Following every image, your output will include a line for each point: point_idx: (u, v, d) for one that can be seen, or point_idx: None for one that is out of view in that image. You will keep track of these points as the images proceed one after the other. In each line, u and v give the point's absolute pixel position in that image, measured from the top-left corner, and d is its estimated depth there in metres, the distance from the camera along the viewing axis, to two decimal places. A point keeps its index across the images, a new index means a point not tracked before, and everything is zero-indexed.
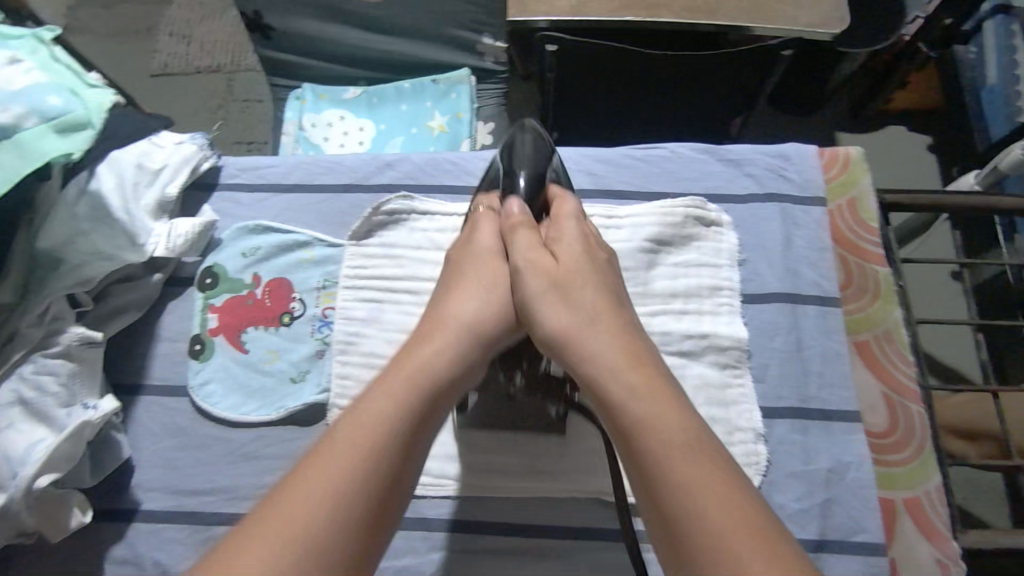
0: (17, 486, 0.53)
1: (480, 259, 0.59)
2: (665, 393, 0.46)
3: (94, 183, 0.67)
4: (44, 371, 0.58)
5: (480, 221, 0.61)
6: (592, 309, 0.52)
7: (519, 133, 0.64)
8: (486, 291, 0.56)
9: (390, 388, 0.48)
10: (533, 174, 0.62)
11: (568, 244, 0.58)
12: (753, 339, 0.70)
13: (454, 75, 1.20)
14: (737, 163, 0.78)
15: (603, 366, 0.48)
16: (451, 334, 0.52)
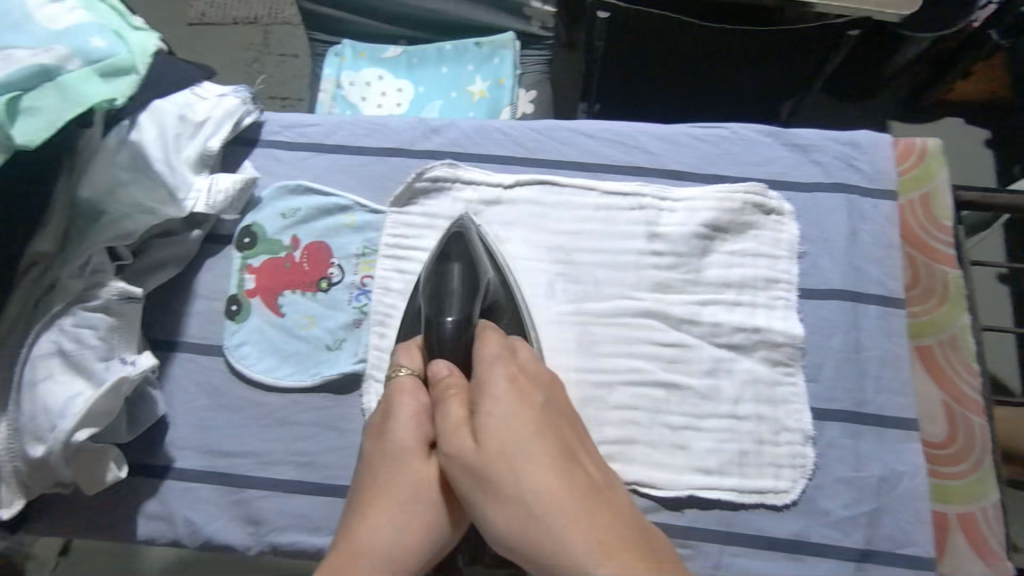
0: (57, 438, 0.53)
1: (402, 457, 0.50)
2: (617, 540, 0.43)
3: (135, 134, 0.65)
4: (84, 324, 0.58)
5: (396, 402, 0.53)
6: (535, 501, 0.44)
7: (446, 264, 0.61)
8: (407, 516, 0.48)
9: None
10: (462, 313, 0.57)
11: (495, 405, 0.48)
12: (808, 336, 0.66)
13: (498, 39, 1.14)
14: (804, 148, 0.73)
15: (569, 564, 0.42)
16: (378, 571, 0.46)
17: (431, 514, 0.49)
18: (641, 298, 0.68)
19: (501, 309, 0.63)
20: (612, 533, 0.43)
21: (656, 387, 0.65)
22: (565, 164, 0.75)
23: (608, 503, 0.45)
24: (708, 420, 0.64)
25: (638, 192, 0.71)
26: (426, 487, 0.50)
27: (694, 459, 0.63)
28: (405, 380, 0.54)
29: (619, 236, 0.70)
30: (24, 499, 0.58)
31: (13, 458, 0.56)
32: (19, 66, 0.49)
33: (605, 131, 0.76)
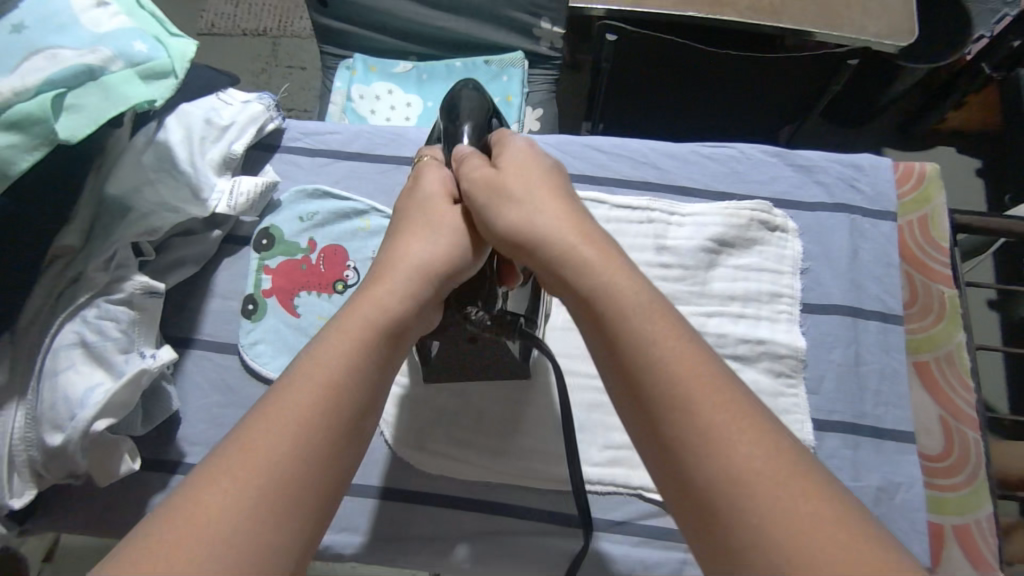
0: (77, 426, 0.54)
1: (430, 201, 0.52)
2: (671, 329, 0.40)
3: (162, 134, 0.68)
4: (107, 316, 0.59)
5: (423, 172, 0.54)
6: (572, 248, 0.44)
7: (468, 88, 0.59)
8: (436, 234, 0.49)
9: (352, 323, 0.44)
10: (476, 123, 0.56)
11: (520, 159, 0.50)
12: (810, 349, 0.69)
13: (507, 57, 1.18)
14: (807, 169, 0.76)
15: (592, 283, 0.43)
16: (406, 277, 0.47)
17: (459, 241, 0.50)
18: None
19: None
20: (660, 313, 0.41)
21: None
22: (577, 177, 0.77)
23: (653, 308, 0.41)
24: None
25: (647, 207, 0.74)
26: (458, 221, 0.51)
27: None
28: (430, 158, 0.56)
29: (628, 248, 0.73)
30: (35, 489, 0.59)
31: (29, 447, 0.56)
32: (67, 66, 0.52)
33: (617, 147, 0.79)
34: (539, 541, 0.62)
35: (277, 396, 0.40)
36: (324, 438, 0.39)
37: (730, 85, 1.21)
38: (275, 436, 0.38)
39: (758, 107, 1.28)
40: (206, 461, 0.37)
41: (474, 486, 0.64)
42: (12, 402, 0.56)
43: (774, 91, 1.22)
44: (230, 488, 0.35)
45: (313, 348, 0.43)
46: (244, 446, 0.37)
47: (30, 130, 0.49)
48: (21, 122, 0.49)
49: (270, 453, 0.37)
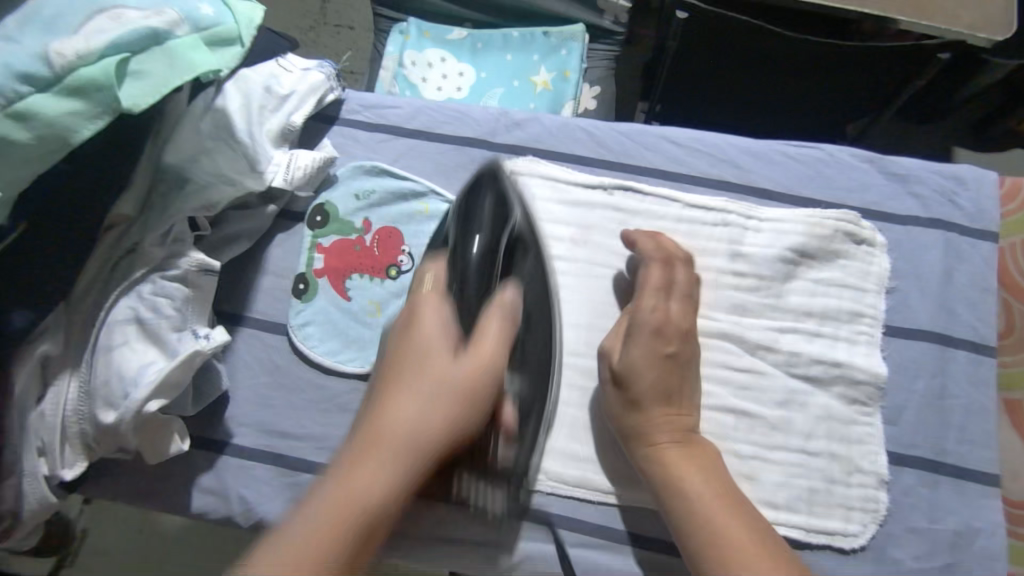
0: (130, 407, 0.53)
1: (426, 358, 0.47)
2: (706, 474, 0.56)
3: (220, 100, 0.63)
4: (162, 293, 0.57)
5: (422, 304, 0.51)
6: (645, 410, 0.58)
7: (477, 194, 0.58)
8: (434, 400, 0.45)
9: (331, 505, 0.42)
10: (488, 245, 0.55)
11: (642, 330, 0.59)
12: (892, 376, 0.64)
13: (568, 30, 1.11)
14: (903, 178, 0.70)
15: (650, 455, 0.57)
16: (397, 453, 0.44)
17: (455, 411, 0.46)
18: (717, 319, 0.66)
19: (526, 248, 0.59)
20: (695, 459, 0.57)
21: (724, 412, 0.63)
22: (649, 171, 0.73)
23: (692, 445, 0.58)
24: (778, 452, 0.61)
25: (723, 209, 0.69)
26: (459, 386, 0.46)
27: (760, 491, 0.60)
28: (429, 288, 0.52)
29: (699, 252, 0.68)
30: (85, 461, 0.59)
31: (82, 421, 0.57)
32: (133, 28, 0.49)
33: (694, 141, 0.73)
34: (590, 554, 0.61)
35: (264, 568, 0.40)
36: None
37: (805, 79, 1.14)
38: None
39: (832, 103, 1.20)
40: None
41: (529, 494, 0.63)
42: (69, 373, 0.56)
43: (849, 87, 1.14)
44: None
45: (287, 525, 0.42)
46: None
47: (90, 95, 0.47)
48: (85, 88, 0.46)
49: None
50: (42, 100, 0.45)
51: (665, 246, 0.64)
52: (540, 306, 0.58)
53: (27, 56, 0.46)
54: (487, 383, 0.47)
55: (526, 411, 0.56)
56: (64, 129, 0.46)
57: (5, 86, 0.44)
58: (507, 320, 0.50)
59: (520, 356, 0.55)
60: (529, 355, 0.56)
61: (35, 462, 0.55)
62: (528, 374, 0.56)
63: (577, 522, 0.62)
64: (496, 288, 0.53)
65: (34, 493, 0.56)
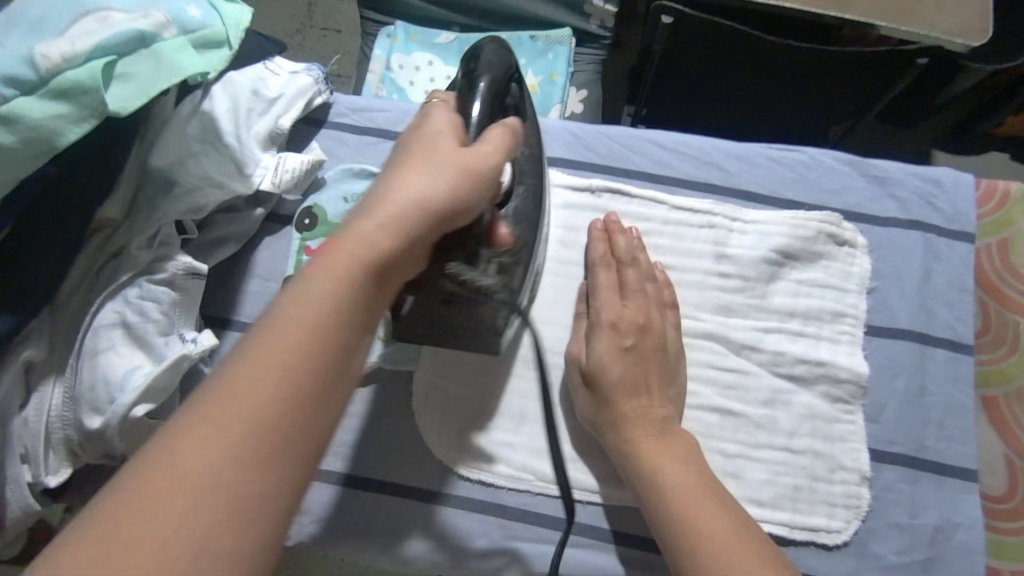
0: (115, 412, 0.52)
1: (436, 140, 0.50)
2: (684, 465, 0.56)
3: (207, 103, 0.63)
4: (148, 297, 0.57)
5: (433, 110, 0.53)
6: (616, 407, 0.59)
7: (479, 46, 0.60)
8: (440, 167, 0.48)
9: (341, 257, 0.43)
10: (492, 81, 0.57)
11: (601, 323, 0.62)
12: (873, 375, 0.65)
13: (555, 34, 1.12)
14: (882, 181, 0.72)
15: (627, 453, 0.58)
16: (403, 211, 0.45)
17: (460, 186, 0.48)
18: (702, 320, 0.67)
19: (527, 120, 0.64)
20: (672, 451, 0.57)
21: (711, 411, 0.64)
22: (636, 174, 0.73)
23: (668, 435, 0.58)
24: (763, 451, 0.62)
25: (709, 211, 0.70)
26: (464, 162, 0.49)
27: (746, 489, 0.61)
28: (439, 101, 0.55)
29: (686, 253, 0.69)
30: (69, 467, 0.58)
31: (67, 426, 0.56)
32: (119, 31, 0.49)
33: (679, 144, 0.74)
34: (579, 552, 0.62)
35: (260, 339, 0.39)
36: (279, 429, 0.37)
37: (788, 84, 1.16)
38: (259, 405, 0.37)
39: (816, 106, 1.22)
40: (141, 465, 0.35)
41: (519, 494, 0.63)
42: (53, 378, 0.56)
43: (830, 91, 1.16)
44: (233, 425, 0.36)
45: (285, 291, 0.42)
46: (197, 419, 0.36)
47: (77, 99, 0.47)
48: (70, 93, 0.47)
49: (241, 424, 0.36)
50: (27, 103, 0.45)
51: (616, 247, 0.66)
52: (535, 168, 0.64)
53: (10, 58, 0.45)
54: (487, 176, 0.50)
55: (519, 253, 0.60)
56: (50, 132, 0.46)
57: None
58: (510, 137, 0.53)
59: (512, 205, 0.61)
60: (522, 209, 0.61)
61: (18, 469, 0.54)
62: (521, 216, 0.61)
63: (562, 521, 0.63)
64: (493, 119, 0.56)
65: (16, 500, 0.55)
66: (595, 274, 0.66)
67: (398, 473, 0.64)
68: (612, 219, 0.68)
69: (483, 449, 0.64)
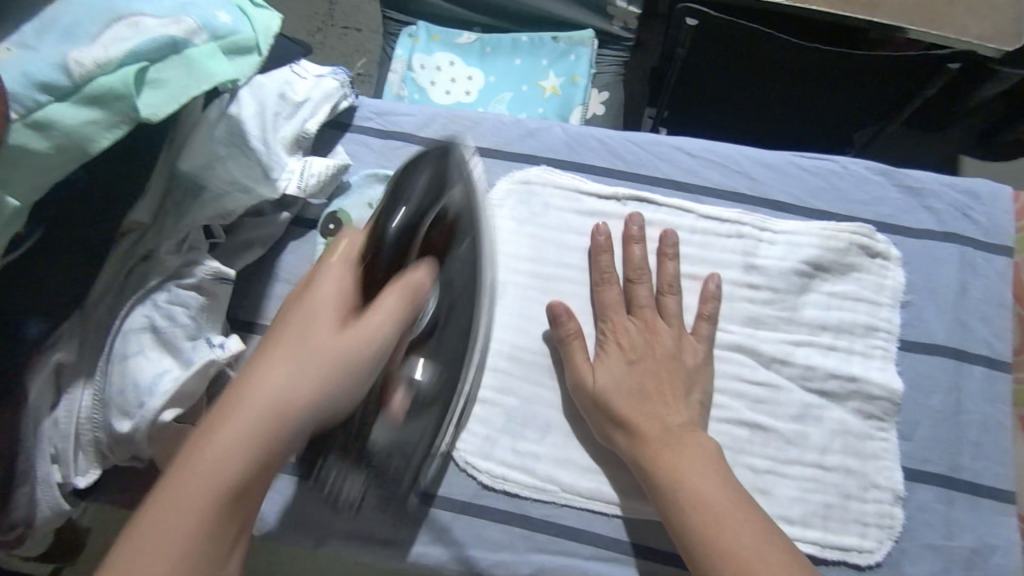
0: (145, 415, 0.53)
1: (311, 326, 0.46)
2: (702, 468, 0.55)
3: (234, 107, 0.63)
4: (177, 301, 0.58)
5: (325, 269, 0.49)
6: (626, 419, 0.58)
7: (416, 170, 0.56)
8: (303, 371, 0.44)
9: (191, 486, 0.41)
10: (412, 215, 0.53)
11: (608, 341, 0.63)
12: (907, 391, 0.64)
13: (577, 35, 1.11)
14: (917, 192, 0.70)
15: (646, 465, 0.57)
16: (256, 422, 0.43)
17: (329, 387, 0.45)
18: (731, 331, 0.65)
19: (466, 233, 0.58)
20: (691, 457, 0.55)
21: (740, 426, 0.62)
22: (663, 182, 0.72)
23: (682, 440, 0.57)
24: (793, 467, 0.61)
25: (739, 221, 0.69)
26: (336, 356, 0.45)
27: (775, 506, 0.60)
28: (337, 254, 0.50)
29: (715, 263, 0.68)
30: (98, 469, 0.59)
31: (96, 428, 0.57)
32: (153, 37, 0.49)
33: (708, 151, 0.73)
34: (604, 566, 0.61)
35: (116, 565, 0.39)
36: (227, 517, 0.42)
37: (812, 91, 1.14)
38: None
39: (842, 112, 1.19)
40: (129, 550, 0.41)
41: (542, 505, 0.63)
42: (82, 381, 0.57)
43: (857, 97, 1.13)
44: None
45: (135, 524, 0.41)
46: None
47: (111, 105, 0.47)
48: (101, 97, 0.46)
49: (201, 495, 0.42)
50: (63, 109, 0.45)
51: (631, 259, 0.66)
52: (465, 295, 0.59)
53: (45, 63, 0.45)
54: (363, 368, 0.46)
55: (430, 402, 0.59)
56: (84, 138, 0.46)
57: (25, 96, 0.44)
58: (406, 300, 0.48)
59: (434, 340, 0.58)
60: (446, 342, 0.59)
61: (48, 469, 0.55)
62: (434, 362, 0.58)
63: (586, 534, 0.62)
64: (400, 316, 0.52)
65: (46, 500, 0.56)
66: (597, 295, 0.66)
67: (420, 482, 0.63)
68: (601, 231, 0.67)
69: (506, 459, 0.63)
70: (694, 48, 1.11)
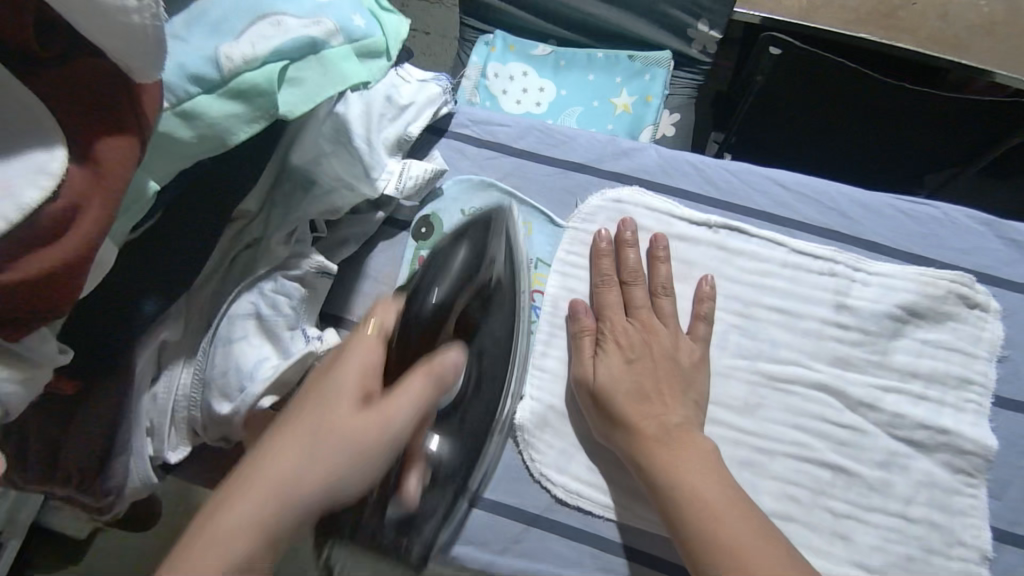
0: (248, 399, 0.55)
1: (334, 400, 0.45)
2: (702, 469, 0.55)
3: (340, 107, 0.61)
4: (282, 291, 0.60)
5: (353, 349, 0.48)
6: (623, 418, 0.59)
7: (457, 244, 0.59)
8: (317, 454, 0.42)
9: (201, 558, 0.38)
10: (447, 295, 0.55)
11: (610, 336, 0.64)
12: (998, 448, 0.63)
13: (654, 54, 1.04)
14: (1022, 245, 0.68)
15: (645, 462, 0.57)
16: (270, 503, 0.40)
17: (347, 465, 0.43)
18: (818, 370, 0.64)
19: (498, 309, 0.61)
20: (690, 455, 0.56)
21: (822, 467, 0.62)
22: (756, 213, 0.72)
23: (679, 439, 0.57)
24: (875, 514, 0.61)
25: (831, 258, 0.68)
26: (356, 438, 0.43)
27: (855, 553, 0.60)
28: (371, 333, 0.49)
29: (805, 299, 0.67)
30: (188, 445, 0.61)
31: (191, 407, 0.59)
32: (294, 37, 0.51)
33: (804, 186, 0.72)
34: None
35: None
36: None
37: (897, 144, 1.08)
38: None
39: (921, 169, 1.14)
40: None
41: (613, 525, 0.62)
42: (182, 360, 0.59)
43: (923, 155, 1.09)
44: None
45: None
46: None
47: (253, 100, 0.49)
48: (247, 92, 0.49)
49: None
50: (207, 101, 0.47)
51: (655, 276, 0.67)
52: (496, 366, 0.61)
53: (198, 57, 0.47)
54: (388, 441, 0.45)
55: (450, 475, 0.58)
56: (226, 130, 0.48)
57: (177, 87, 0.46)
58: (432, 382, 0.48)
59: (457, 418, 0.58)
60: (470, 419, 0.59)
61: (144, 442, 0.58)
62: (457, 438, 0.58)
63: (659, 560, 0.61)
64: (437, 344, 0.52)
65: (138, 470, 0.58)
66: (598, 294, 0.67)
67: (493, 490, 0.64)
68: (661, 243, 0.68)
69: (580, 476, 0.63)
70: (770, 88, 1.05)
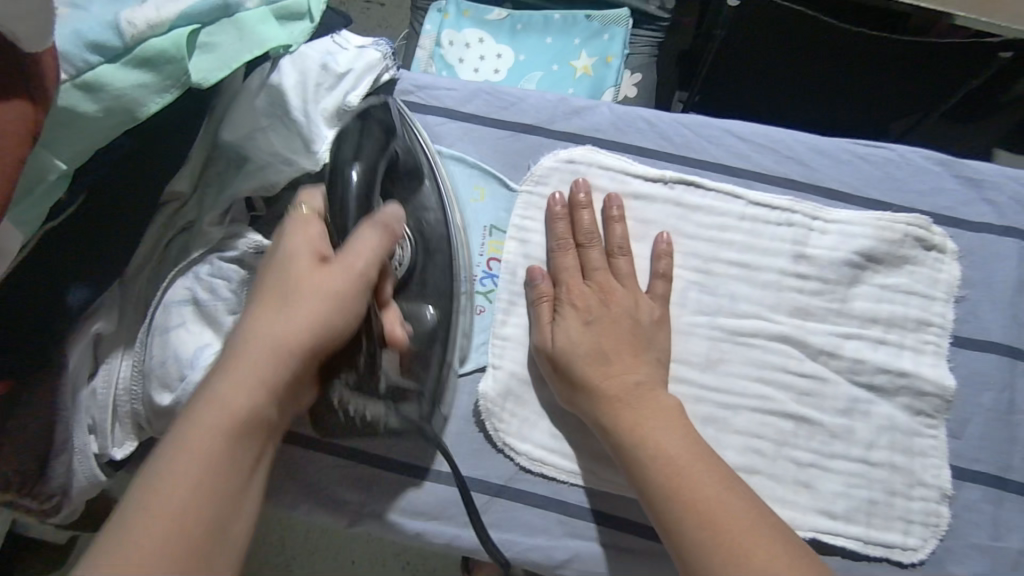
0: (188, 388, 0.54)
1: (290, 264, 0.48)
2: (666, 423, 0.55)
3: (276, 76, 0.60)
4: (219, 274, 0.58)
5: (297, 224, 0.51)
6: (584, 381, 0.58)
7: (361, 124, 0.60)
8: (291, 314, 0.46)
9: (204, 415, 0.42)
10: (368, 169, 0.57)
11: (574, 296, 0.62)
12: (957, 388, 0.63)
13: (611, 13, 1.00)
14: (976, 183, 0.68)
15: (611, 426, 0.56)
16: (262, 360, 0.45)
17: (324, 312, 0.47)
18: (778, 322, 0.64)
19: (417, 175, 0.63)
20: (654, 417, 0.55)
21: (785, 418, 0.62)
22: (712, 166, 0.70)
23: (643, 400, 0.56)
24: (837, 461, 0.61)
25: (788, 208, 0.66)
26: (324, 290, 0.47)
27: (819, 501, 0.60)
28: (306, 210, 0.52)
29: (763, 251, 0.66)
30: (135, 441, 0.58)
31: (134, 400, 0.57)
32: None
33: (761, 135, 0.70)
34: (642, 550, 0.61)
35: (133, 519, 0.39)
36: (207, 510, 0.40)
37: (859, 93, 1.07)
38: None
39: (880, 118, 1.12)
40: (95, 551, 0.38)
41: (580, 491, 0.62)
42: (121, 351, 0.57)
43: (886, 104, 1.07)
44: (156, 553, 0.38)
45: (159, 457, 0.41)
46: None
47: (161, 69, 0.46)
48: (152, 60, 0.46)
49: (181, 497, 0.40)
50: (111, 71, 0.44)
51: (611, 236, 0.65)
52: (439, 237, 0.63)
53: (98, 23, 0.44)
54: (355, 287, 0.49)
55: (428, 337, 0.59)
56: (132, 102, 0.45)
57: (75, 57, 0.43)
58: (384, 233, 0.52)
59: (416, 279, 0.62)
60: (429, 279, 0.62)
61: (87, 440, 0.56)
62: (430, 298, 0.61)
63: (625, 522, 0.61)
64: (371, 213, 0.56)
65: (83, 470, 0.56)
66: (555, 259, 0.65)
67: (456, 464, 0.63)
68: (615, 201, 0.66)
69: (545, 444, 0.63)
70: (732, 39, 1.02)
